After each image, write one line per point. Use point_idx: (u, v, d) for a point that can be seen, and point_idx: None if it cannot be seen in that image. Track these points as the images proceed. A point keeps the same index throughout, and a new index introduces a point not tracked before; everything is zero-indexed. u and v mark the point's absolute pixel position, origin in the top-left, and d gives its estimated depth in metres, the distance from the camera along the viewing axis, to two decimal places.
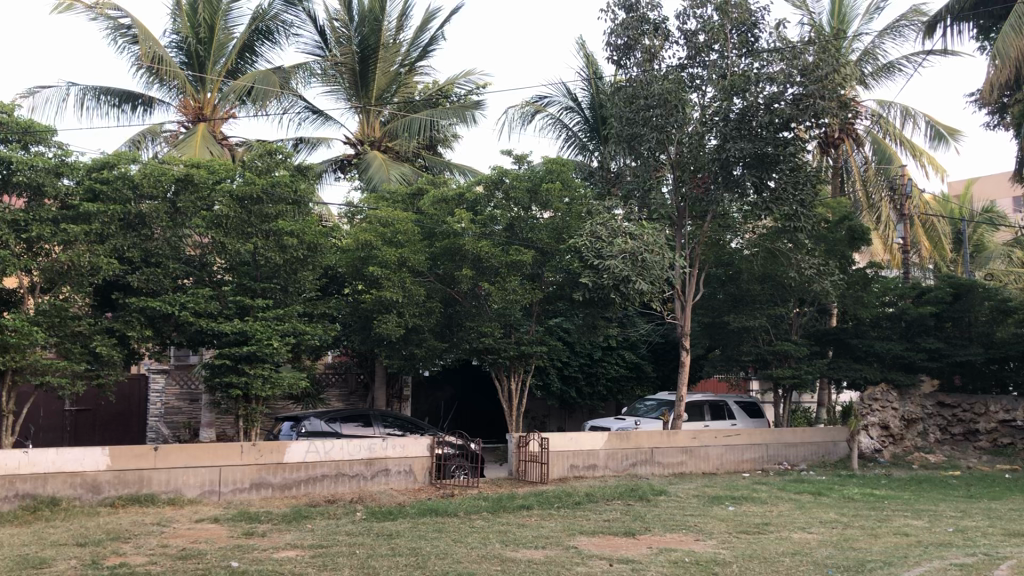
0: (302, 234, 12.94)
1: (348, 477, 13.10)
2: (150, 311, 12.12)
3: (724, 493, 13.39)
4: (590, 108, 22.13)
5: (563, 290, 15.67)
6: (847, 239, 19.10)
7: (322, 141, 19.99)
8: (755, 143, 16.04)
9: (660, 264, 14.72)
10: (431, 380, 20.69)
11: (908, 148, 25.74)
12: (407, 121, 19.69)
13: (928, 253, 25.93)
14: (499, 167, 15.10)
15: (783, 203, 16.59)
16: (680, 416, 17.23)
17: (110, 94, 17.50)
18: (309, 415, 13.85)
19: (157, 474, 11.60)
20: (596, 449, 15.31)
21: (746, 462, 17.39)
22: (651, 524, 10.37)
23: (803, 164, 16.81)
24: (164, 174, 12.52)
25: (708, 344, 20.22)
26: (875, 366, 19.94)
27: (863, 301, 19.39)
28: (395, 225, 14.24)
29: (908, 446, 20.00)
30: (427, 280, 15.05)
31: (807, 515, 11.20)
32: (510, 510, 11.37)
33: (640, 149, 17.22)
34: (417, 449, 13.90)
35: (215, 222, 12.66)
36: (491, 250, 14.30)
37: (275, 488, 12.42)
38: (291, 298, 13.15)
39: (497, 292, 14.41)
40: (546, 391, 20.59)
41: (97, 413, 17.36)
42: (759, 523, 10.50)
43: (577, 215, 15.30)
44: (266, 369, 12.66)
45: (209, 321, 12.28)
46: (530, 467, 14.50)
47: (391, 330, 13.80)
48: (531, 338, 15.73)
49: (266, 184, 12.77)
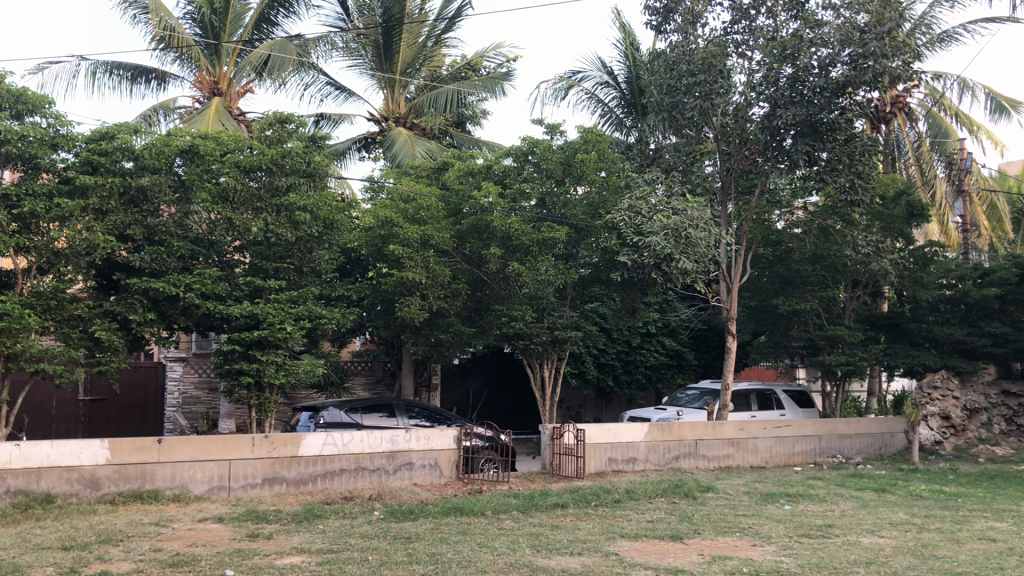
0: (316, 209, 12.03)
1: (369, 472, 12.16)
2: (154, 292, 11.21)
3: (777, 490, 12.23)
4: (626, 82, 20.96)
5: (599, 271, 14.60)
6: (905, 215, 17.74)
7: (345, 117, 19.08)
8: (807, 109, 14.79)
9: (706, 241, 13.57)
10: (461, 368, 19.79)
11: (966, 123, 24.24)
12: (433, 95, 18.86)
13: (987, 232, 24.44)
14: (529, 138, 14.02)
15: (837, 174, 15.35)
16: (725, 406, 16.06)
17: (121, 69, 16.71)
18: (328, 405, 12.92)
19: (161, 468, 10.74)
20: (637, 441, 14.27)
21: (798, 456, 16.21)
22: (701, 528, 9.25)
23: (858, 133, 15.53)
24: (168, 145, 11.62)
25: (754, 329, 19.01)
26: (934, 352, 18.63)
27: (924, 282, 18.02)
28: (417, 200, 13.28)
29: (971, 437, 18.52)
30: (452, 260, 14.04)
31: (874, 516, 10.03)
32: (543, 509, 10.33)
33: (681, 121, 16.09)
34: (442, 442, 12.92)
35: (221, 196, 11.72)
36: (522, 227, 13.25)
37: (289, 484, 11.52)
38: (305, 279, 12.26)
39: (527, 272, 13.36)
40: (582, 379, 19.50)
41: (111, 402, 16.60)
42: (821, 527, 9.35)
43: (614, 189, 14.25)
44: (280, 356, 11.76)
45: (217, 304, 11.40)
46: (565, 461, 13.36)
47: (413, 313, 12.81)
48: (566, 321, 14.67)
49: (276, 155, 11.87)
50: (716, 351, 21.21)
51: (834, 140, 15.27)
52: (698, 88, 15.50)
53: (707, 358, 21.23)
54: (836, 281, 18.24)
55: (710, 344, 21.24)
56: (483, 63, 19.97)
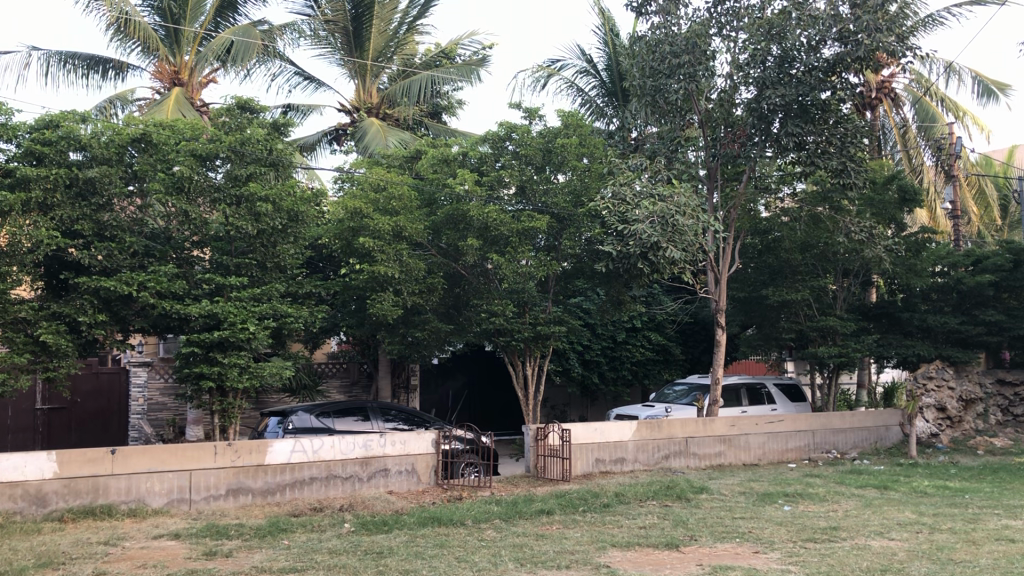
0: (279, 200, 11.26)
1: (341, 480, 11.42)
2: (105, 292, 10.39)
3: (775, 489, 11.59)
4: (606, 70, 20.30)
5: (582, 262, 13.91)
6: (897, 200, 17.17)
7: (314, 108, 18.32)
8: (796, 88, 14.19)
9: (694, 228, 12.92)
10: (442, 367, 19.02)
11: (952, 108, 23.77)
12: (406, 85, 18.07)
13: (977, 219, 24.00)
14: (506, 123, 13.35)
15: (828, 157, 14.71)
16: (715, 402, 15.41)
17: (76, 60, 15.90)
18: (297, 409, 12.16)
19: (115, 481, 9.95)
20: (625, 441, 13.60)
21: (792, 452, 15.60)
22: (698, 534, 8.59)
23: (849, 114, 14.92)
24: (118, 133, 10.80)
25: (743, 322, 18.40)
26: (928, 342, 18.12)
27: (917, 270, 17.44)
28: (388, 189, 12.57)
29: (967, 429, 17.98)
30: (427, 253, 13.33)
31: (880, 517, 9.40)
32: (527, 516, 9.63)
33: (666, 106, 15.43)
34: (420, 446, 12.20)
35: (175, 186, 10.86)
36: (500, 216, 12.55)
37: (256, 495, 10.77)
38: (270, 275, 11.50)
39: (506, 264, 12.67)
40: (566, 377, 18.82)
41: (72, 410, 15.71)
42: (826, 531, 8.71)
43: (597, 175, 13.53)
44: (243, 358, 10.99)
45: (174, 304, 10.61)
46: (551, 463, 12.66)
47: (386, 310, 12.06)
48: (549, 316, 13.96)
49: (235, 142, 11.12)
50: (704, 345, 20.53)
51: (825, 122, 14.68)
52: (681, 69, 14.86)
53: (694, 352, 20.62)
54: (826, 270, 17.65)
55: (698, 338, 20.60)
56: (458, 50, 19.26)
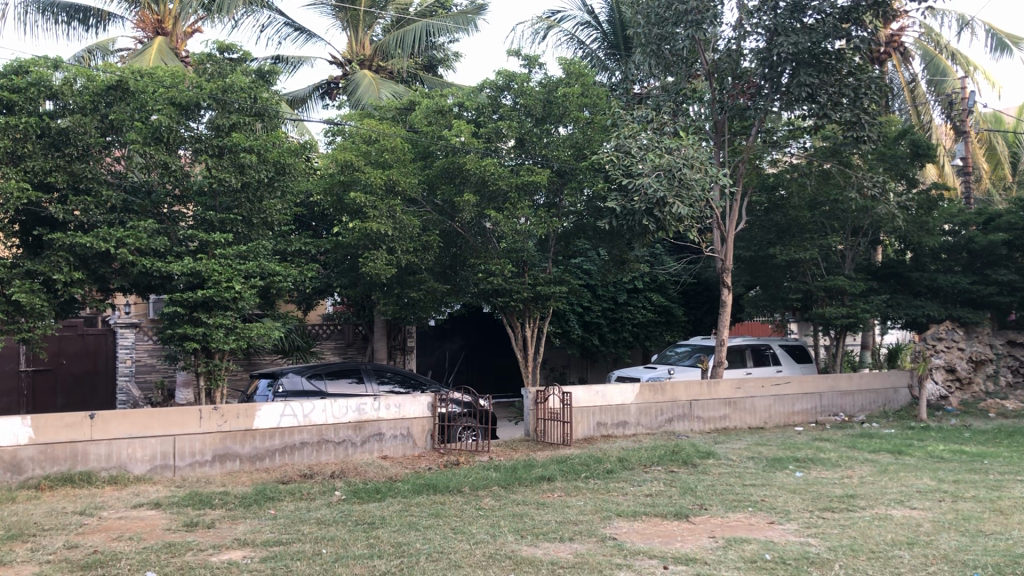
0: (264, 151, 10.67)
1: (333, 445, 10.96)
2: (81, 249, 9.81)
3: (784, 454, 11.14)
4: (608, 22, 19.57)
5: (584, 218, 13.34)
6: (910, 155, 16.54)
7: (305, 60, 17.64)
8: (809, 36, 13.57)
9: (702, 182, 12.34)
10: (439, 329, 18.60)
11: (964, 62, 23.05)
12: (399, 36, 17.46)
13: (987, 176, 23.42)
14: (504, 71, 12.72)
15: (841, 108, 14.07)
16: (720, 364, 14.93)
17: (55, 8, 15.18)
18: (288, 371, 11.66)
19: (95, 447, 9.45)
20: (627, 404, 13.14)
21: (798, 415, 15.17)
22: (708, 502, 8.14)
23: (863, 63, 14.26)
24: (92, 80, 10.14)
25: (748, 282, 17.88)
26: (938, 302, 17.61)
27: (928, 228, 16.88)
28: (380, 142, 11.99)
29: (976, 391, 17.52)
30: (422, 210, 12.77)
31: (897, 484, 8.96)
32: (528, 484, 9.16)
33: (671, 57, 14.77)
34: (415, 410, 11.75)
35: (154, 136, 10.19)
36: (498, 169, 11.97)
37: (244, 461, 10.31)
38: (256, 232, 10.93)
39: (505, 220, 12.11)
40: (566, 339, 18.36)
41: (58, 374, 15.20)
42: (842, 499, 8.27)
43: (600, 128, 12.93)
44: (229, 319, 10.45)
45: (155, 261, 10.05)
46: (551, 427, 12.19)
47: (379, 269, 11.51)
48: (549, 276, 13.41)
49: (216, 89, 10.50)
50: (706, 307, 20.20)
51: (838, 73, 14.07)
52: (688, 16, 14.19)
53: (697, 314, 20.16)
54: (835, 228, 17.09)
55: (701, 299, 20.17)
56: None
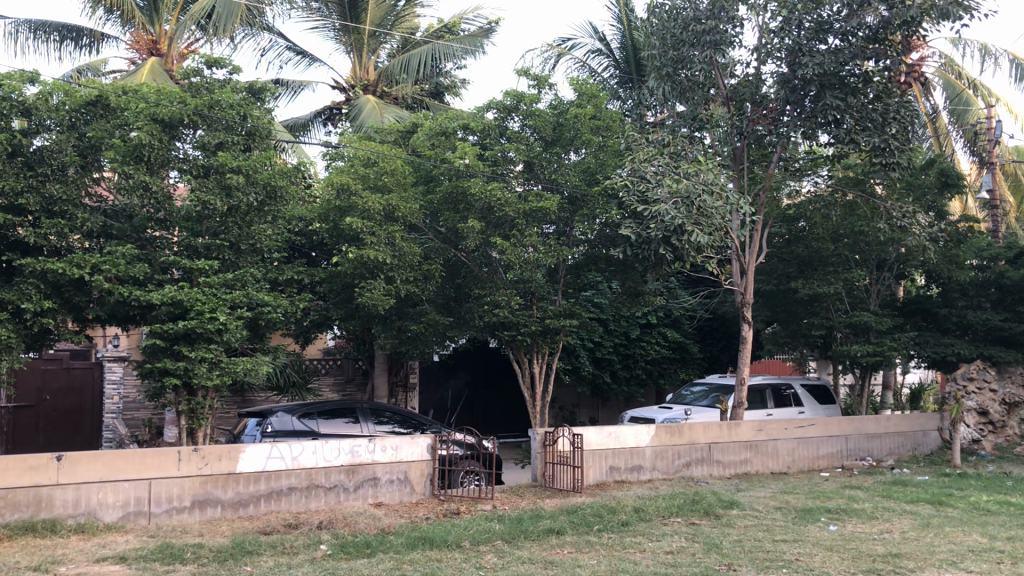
0: (254, 172, 10.00)
1: (323, 491, 10.12)
2: (52, 275, 9.05)
3: (815, 504, 10.22)
4: (620, 49, 18.97)
5: (596, 249, 12.60)
6: (938, 184, 15.76)
7: (307, 84, 17.07)
8: (834, 57, 12.85)
9: (722, 210, 11.54)
10: (443, 366, 17.78)
11: (987, 92, 22.32)
12: (404, 60, 16.91)
13: (1012, 210, 22.60)
14: (512, 92, 12.08)
15: (870, 133, 13.31)
16: (739, 404, 14.05)
17: (47, 27, 14.65)
18: (277, 409, 10.85)
19: (61, 493, 8.61)
20: (642, 447, 12.27)
21: (823, 460, 14.25)
22: (735, 562, 7.27)
23: (892, 85, 13.51)
24: (71, 96, 9.48)
25: (767, 318, 17.06)
26: (968, 340, 16.69)
27: (958, 261, 16.01)
28: (380, 164, 11.32)
29: (1012, 435, 16.63)
30: (423, 237, 12.06)
31: (945, 541, 8.06)
32: (534, 538, 8.30)
33: (688, 82, 14.13)
34: (413, 453, 10.91)
35: (134, 155, 9.48)
36: (504, 195, 11.27)
37: (225, 507, 9.47)
38: (244, 259, 10.20)
39: (511, 249, 11.35)
40: (576, 376, 17.53)
41: (39, 410, 14.28)
42: (885, 560, 7.37)
43: (614, 152, 12.22)
44: (213, 352, 9.66)
45: (133, 290, 9.31)
46: (560, 472, 11.30)
47: (377, 300, 10.76)
48: (558, 309, 12.62)
49: (201, 104, 9.85)
50: (722, 343, 19.29)
51: (864, 96, 13.34)
52: (706, 37, 13.58)
53: (713, 351, 19.29)
54: (858, 261, 16.29)
55: (717, 335, 19.27)
56: (462, 24, 17.98)
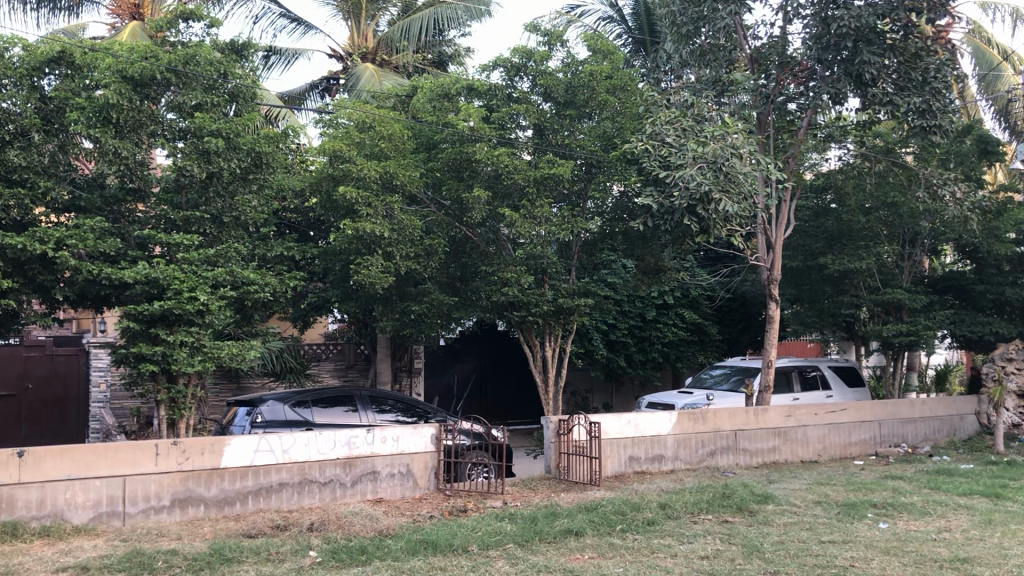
0: (236, 135, 9.11)
1: (317, 486, 9.24)
2: (13, 251, 8.11)
3: (859, 498, 9.27)
4: (633, 15, 17.99)
5: (612, 222, 11.66)
6: (976, 151, 14.73)
7: (302, 52, 16.15)
8: (871, 10, 11.83)
9: (751, 176, 10.53)
10: (449, 350, 16.91)
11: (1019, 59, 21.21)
12: (404, 26, 16.12)
13: None
14: (520, 48, 11.15)
15: (909, 94, 12.26)
16: (766, 388, 13.07)
17: None
18: (268, 398, 9.95)
19: (24, 492, 7.70)
20: (664, 436, 11.34)
21: (855, 447, 13.32)
22: (782, 569, 6.33)
23: (930, 42, 12.49)
24: (30, 52, 8.56)
25: (792, 296, 16.11)
26: (1007, 318, 15.67)
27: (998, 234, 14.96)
28: (376, 128, 10.41)
29: None
30: (426, 210, 11.15)
31: (1016, 542, 7.12)
32: (550, 540, 7.39)
33: (708, 44, 13.14)
34: (417, 443, 10.02)
35: (101, 116, 8.56)
36: (513, 161, 10.37)
37: (209, 506, 8.59)
38: (228, 234, 9.35)
39: (521, 221, 10.42)
40: (590, 360, 16.61)
41: (21, 400, 13.32)
42: (955, 565, 6.43)
43: (632, 115, 11.29)
44: (194, 336, 8.76)
45: (104, 267, 8.39)
46: (576, 463, 10.39)
47: (375, 277, 9.83)
48: (573, 288, 11.67)
49: (175, 60, 8.96)
50: (741, 325, 18.38)
51: (902, 54, 12.32)
52: None
53: (732, 333, 18.38)
54: (889, 235, 15.31)
55: (736, 316, 18.37)
56: None
